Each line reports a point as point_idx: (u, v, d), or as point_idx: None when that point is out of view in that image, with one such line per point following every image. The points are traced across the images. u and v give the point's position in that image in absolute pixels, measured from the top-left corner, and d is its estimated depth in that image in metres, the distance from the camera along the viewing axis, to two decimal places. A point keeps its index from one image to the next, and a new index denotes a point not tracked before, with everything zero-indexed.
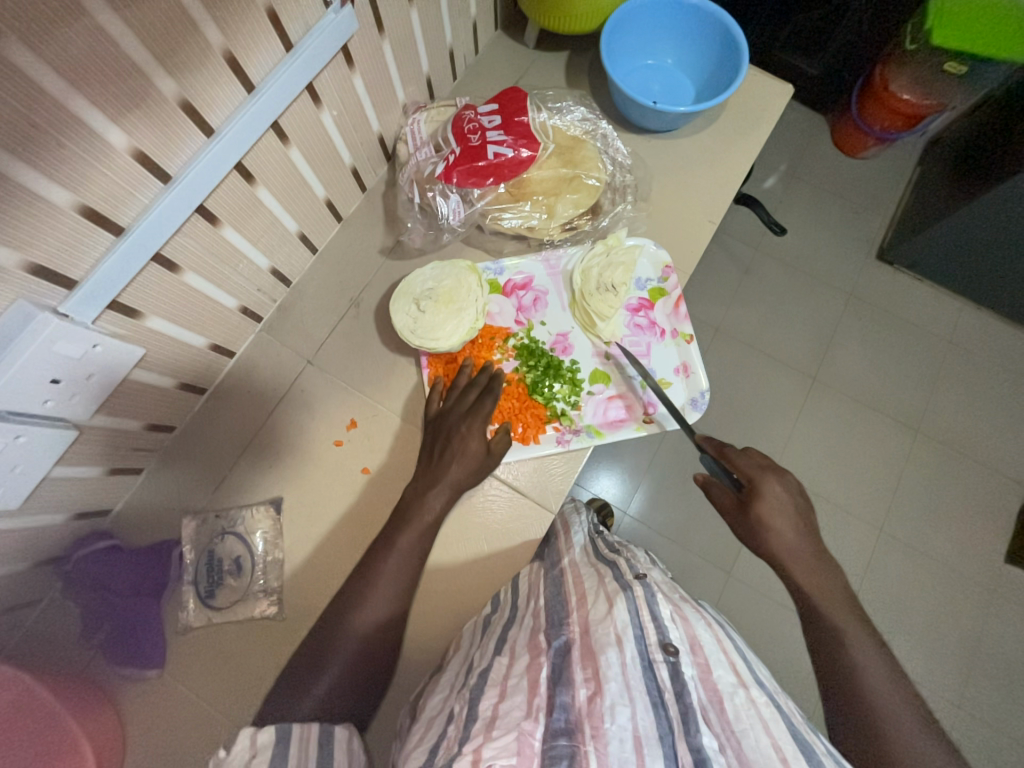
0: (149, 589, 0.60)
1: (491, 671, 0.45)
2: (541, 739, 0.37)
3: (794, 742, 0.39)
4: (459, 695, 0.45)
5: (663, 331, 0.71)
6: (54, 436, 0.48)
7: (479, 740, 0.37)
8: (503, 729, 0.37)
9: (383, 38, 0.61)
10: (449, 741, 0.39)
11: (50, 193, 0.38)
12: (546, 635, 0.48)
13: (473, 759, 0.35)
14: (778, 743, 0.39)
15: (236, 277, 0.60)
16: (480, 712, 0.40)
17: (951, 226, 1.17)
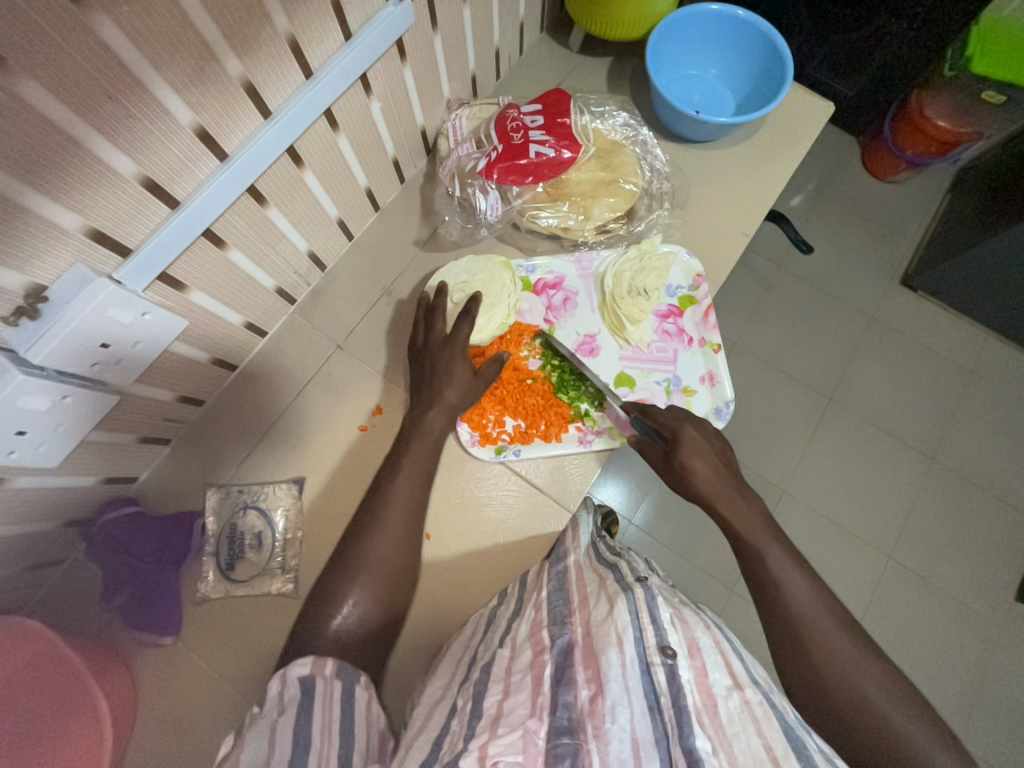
0: (170, 557, 0.61)
1: (493, 666, 0.46)
2: (546, 738, 0.38)
3: (786, 740, 0.39)
4: (461, 688, 0.46)
5: (690, 339, 0.71)
6: (96, 399, 0.49)
7: (485, 735, 0.38)
8: (508, 727, 0.39)
9: (434, 33, 0.62)
10: (453, 736, 0.40)
11: (116, 162, 0.40)
12: (548, 632, 0.48)
13: (479, 756, 0.36)
14: (769, 743, 0.39)
15: (275, 257, 0.61)
16: (485, 709, 0.41)
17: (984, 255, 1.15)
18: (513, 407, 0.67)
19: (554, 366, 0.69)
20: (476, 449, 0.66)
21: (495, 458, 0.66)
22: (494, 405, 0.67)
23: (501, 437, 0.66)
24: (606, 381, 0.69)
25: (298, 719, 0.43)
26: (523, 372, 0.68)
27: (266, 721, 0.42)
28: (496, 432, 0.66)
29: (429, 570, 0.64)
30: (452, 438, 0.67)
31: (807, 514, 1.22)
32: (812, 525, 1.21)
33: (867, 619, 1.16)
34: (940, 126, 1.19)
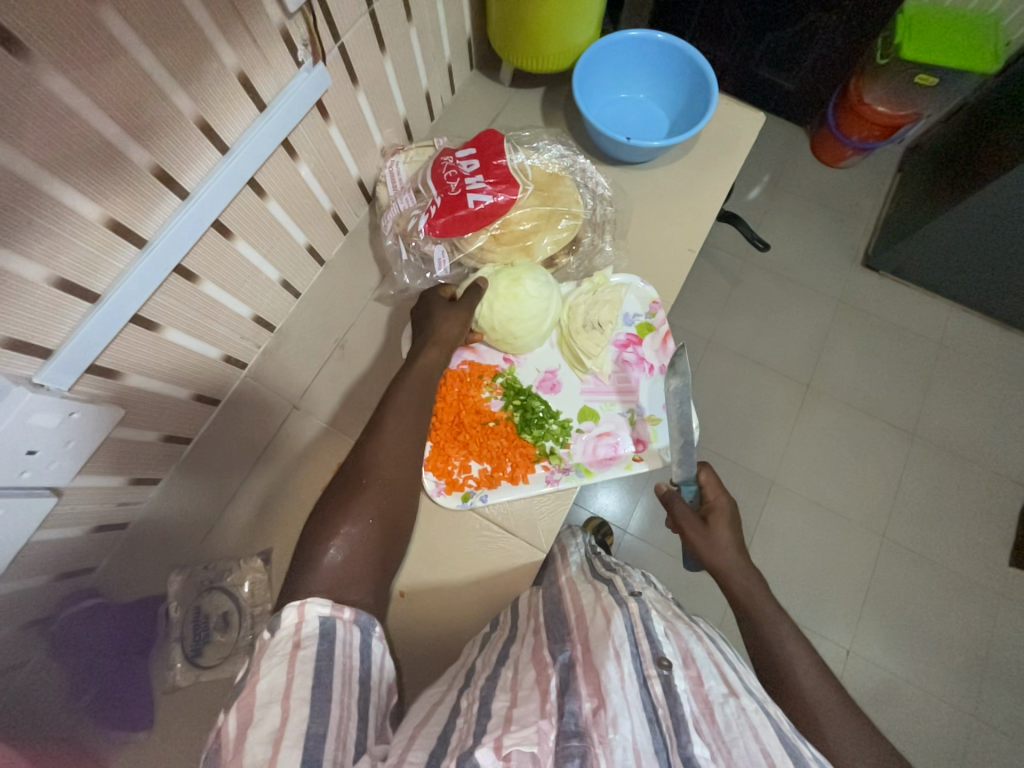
0: (136, 648, 0.59)
1: (500, 676, 0.46)
2: (554, 739, 0.38)
3: (784, 747, 0.38)
4: (465, 692, 0.46)
5: (651, 367, 0.70)
6: (32, 505, 0.47)
7: (497, 733, 0.38)
8: (520, 725, 0.38)
9: (357, 89, 0.62)
10: (461, 734, 0.40)
11: (22, 270, 0.39)
12: (548, 649, 0.47)
13: (493, 748, 0.36)
14: (767, 749, 0.38)
15: (217, 328, 0.60)
16: (495, 710, 0.41)
17: (937, 231, 1.18)
18: (477, 451, 0.66)
19: (514, 407, 0.67)
20: (443, 497, 0.65)
21: (462, 505, 0.65)
22: (458, 452, 0.66)
23: (468, 483, 0.66)
24: (570, 416, 0.69)
25: (317, 655, 0.45)
26: (485, 415, 0.67)
27: (281, 651, 0.44)
28: (462, 477, 0.66)
29: (409, 626, 0.62)
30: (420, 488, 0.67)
31: (798, 504, 1.22)
32: (802, 517, 1.22)
33: (867, 602, 1.16)
34: (880, 111, 1.21)
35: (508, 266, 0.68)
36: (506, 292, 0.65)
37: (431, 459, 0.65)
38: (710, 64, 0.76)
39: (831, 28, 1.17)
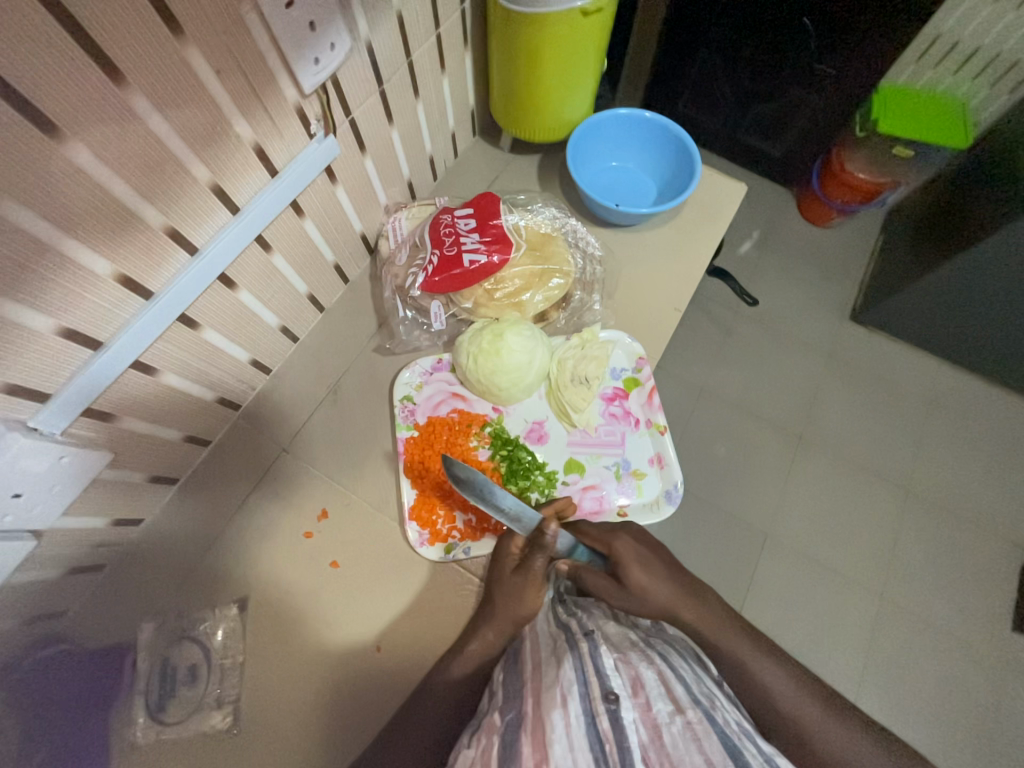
0: (99, 702, 0.55)
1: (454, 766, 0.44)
2: None
3: (723, 751, 0.39)
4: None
5: (637, 421, 0.72)
6: (11, 547, 0.47)
7: None
8: None
9: (364, 156, 0.67)
10: None
11: (30, 321, 0.41)
12: (500, 713, 0.47)
13: None
14: (710, 758, 0.38)
15: (215, 372, 0.62)
16: None
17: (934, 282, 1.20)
18: (463, 501, 0.67)
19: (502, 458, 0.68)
20: (426, 547, 0.65)
21: (445, 556, 0.65)
22: (444, 501, 0.66)
23: (451, 533, 0.66)
24: (556, 468, 0.69)
25: None
26: (472, 464, 0.68)
27: None
28: (446, 527, 0.66)
29: (387, 683, 0.61)
30: (404, 536, 0.66)
31: (792, 559, 1.20)
32: (798, 572, 1.19)
33: (866, 667, 1.12)
34: (861, 177, 1.27)
35: (495, 322, 0.71)
36: (489, 348, 0.68)
37: (415, 508, 0.66)
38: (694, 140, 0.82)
39: (810, 107, 1.25)
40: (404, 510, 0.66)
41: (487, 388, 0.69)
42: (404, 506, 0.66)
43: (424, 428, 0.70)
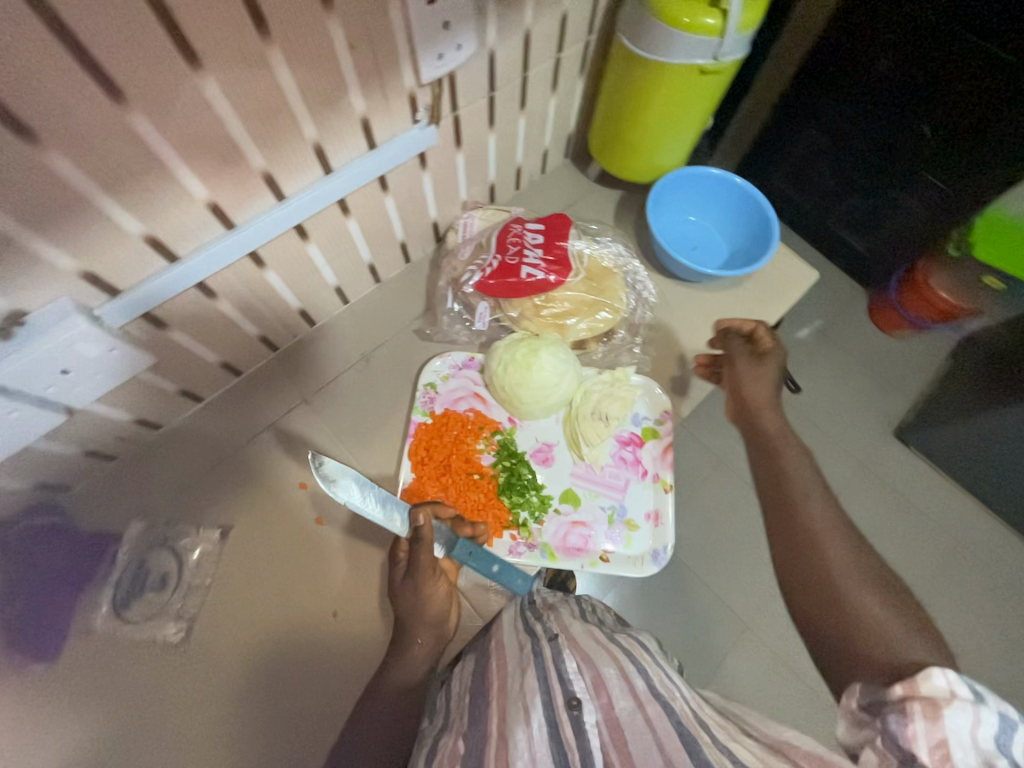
0: (73, 580, 0.60)
1: None
2: None
3: (682, 745, 0.39)
4: None
5: (645, 472, 0.71)
6: (43, 415, 0.51)
7: None
8: None
9: (457, 151, 0.70)
10: None
11: (124, 222, 0.44)
12: (463, 740, 0.44)
13: None
14: (669, 754, 0.38)
15: (265, 311, 0.65)
16: None
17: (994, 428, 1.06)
18: (453, 498, 0.67)
19: (502, 468, 0.68)
20: None
21: None
22: (436, 493, 0.67)
23: None
24: (552, 494, 0.69)
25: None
26: (473, 466, 0.69)
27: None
28: None
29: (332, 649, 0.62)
30: None
31: None
32: None
33: None
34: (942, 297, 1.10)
35: (534, 337, 0.72)
36: (521, 359, 0.69)
37: (409, 491, 0.67)
38: (776, 215, 0.82)
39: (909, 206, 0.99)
40: (398, 489, 0.68)
41: (508, 395, 0.70)
42: (399, 485, 0.68)
43: (438, 418, 0.71)
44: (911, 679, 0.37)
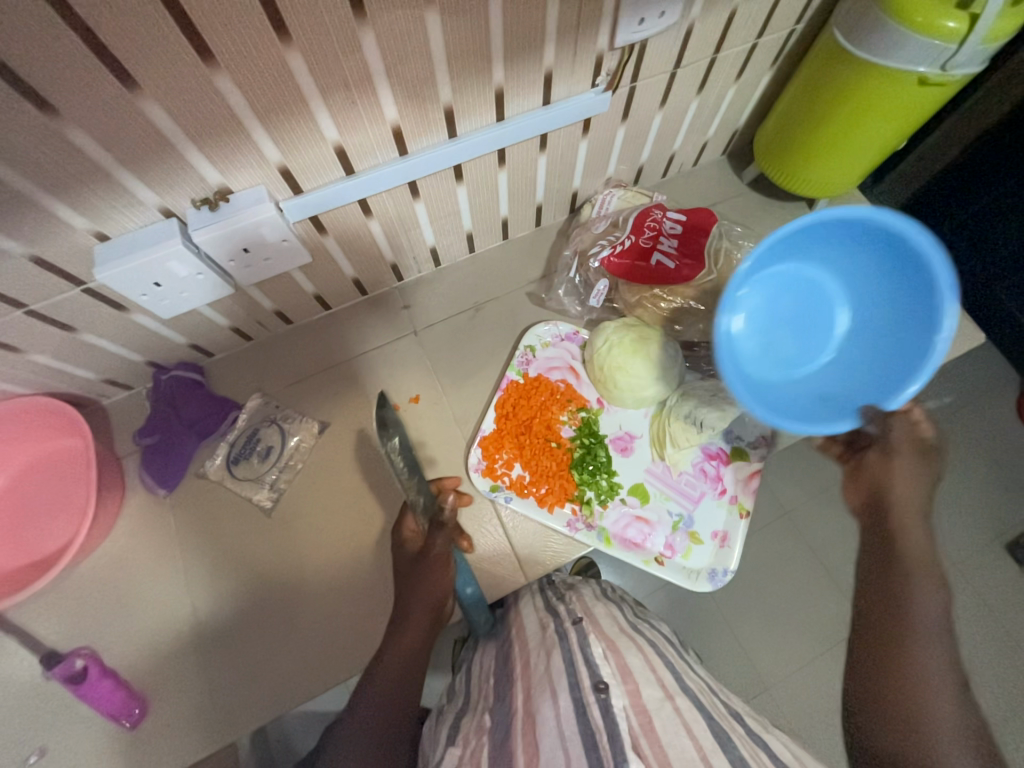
0: (199, 430, 0.70)
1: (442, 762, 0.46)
2: None
3: (714, 738, 0.38)
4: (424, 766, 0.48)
5: (723, 491, 0.68)
6: (217, 286, 0.56)
7: None
8: None
9: (621, 125, 0.69)
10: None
11: (325, 128, 0.49)
12: (490, 716, 0.49)
13: None
14: (700, 743, 0.38)
15: (404, 240, 0.70)
16: None
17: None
18: (526, 458, 0.69)
19: (580, 444, 0.69)
20: (477, 475, 0.69)
21: (486, 492, 0.68)
22: (512, 450, 0.70)
23: (502, 478, 0.69)
24: (621, 483, 0.69)
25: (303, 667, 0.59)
26: (553, 434, 0.70)
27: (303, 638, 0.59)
28: (501, 471, 0.69)
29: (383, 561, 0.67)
30: (463, 456, 0.71)
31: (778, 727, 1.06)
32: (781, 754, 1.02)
33: None
34: None
35: (645, 326, 0.71)
36: (628, 345, 0.68)
37: (487, 440, 0.70)
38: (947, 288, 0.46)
39: None
40: (479, 434, 0.71)
41: (604, 379, 0.70)
42: (479, 432, 0.71)
43: (530, 380, 0.73)
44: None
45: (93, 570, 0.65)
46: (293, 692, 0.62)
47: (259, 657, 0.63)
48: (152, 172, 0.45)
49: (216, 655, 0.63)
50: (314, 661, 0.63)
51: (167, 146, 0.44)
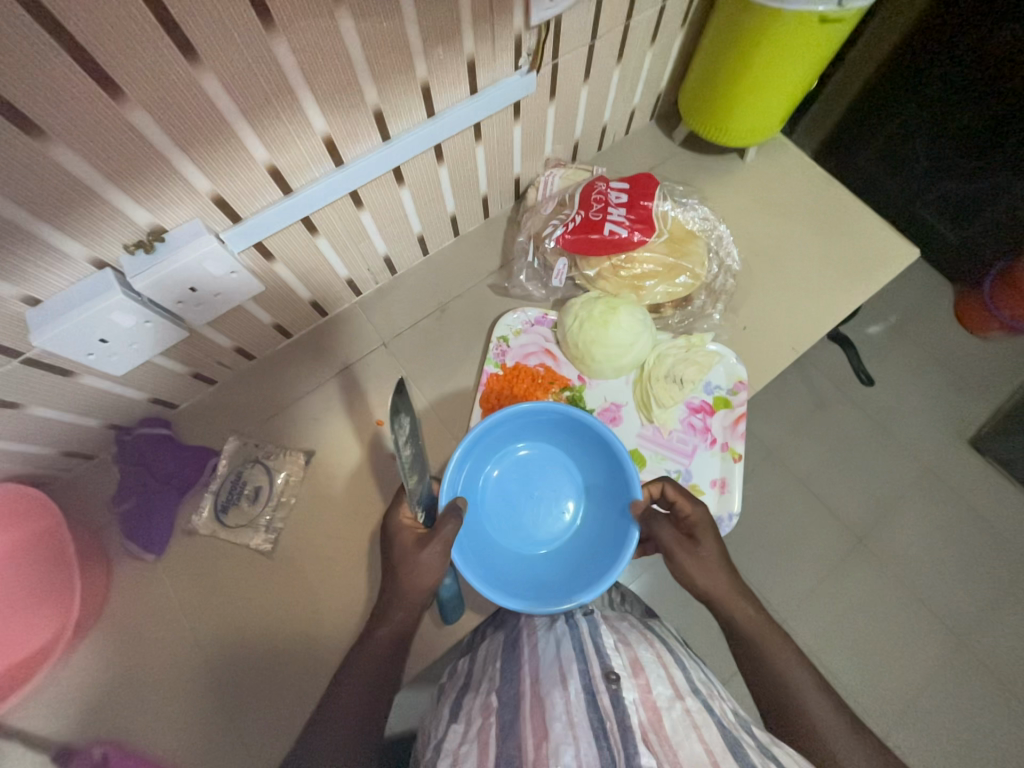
0: (177, 485, 0.67)
1: (445, 740, 0.46)
2: None
3: (725, 744, 0.40)
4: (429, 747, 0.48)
5: (713, 441, 0.70)
6: (169, 330, 0.54)
7: None
8: None
9: (550, 103, 0.69)
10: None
11: (253, 149, 0.47)
12: (496, 694, 0.48)
13: None
14: (710, 747, 0.39)
15: (355, 252, 0.68)
16: None
17: None
18: None
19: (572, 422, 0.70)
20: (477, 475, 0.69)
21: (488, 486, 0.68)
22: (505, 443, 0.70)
23: None
24: None
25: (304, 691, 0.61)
26: None
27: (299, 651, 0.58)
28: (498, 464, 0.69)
29: None
30: None
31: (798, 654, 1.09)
32: None
33: None
34: None
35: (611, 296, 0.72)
36: (598, 317, 0.69)
37: None
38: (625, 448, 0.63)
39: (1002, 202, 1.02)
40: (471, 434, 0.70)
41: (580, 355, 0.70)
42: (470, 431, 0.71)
43: (509, 370, 0.73)
44: None
45: (89, 653, 0.61)
46: None
47: (286, 701, 0.61)
48: (74, 221, 0.42)
49: (242, 710, 0.61)
50: None
51: (84, 191, 0.41)
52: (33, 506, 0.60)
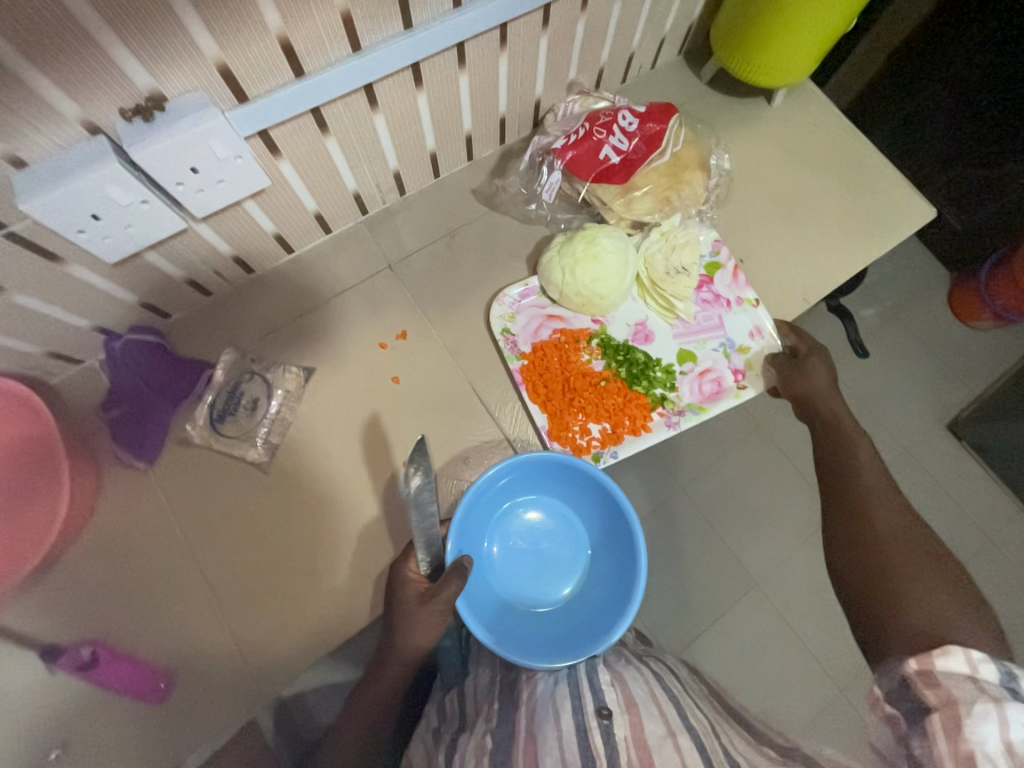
0: (172, 395, 0.65)
1: None
2: None
3: None
4: None
5: (729, 302, 0.72)
6: (169, 218, 0.51)
7: None
8: None
9: (581, 16, 0.65)
10: None
11: (266, 13, 0.43)
12: (491, 737, 0.50)
13: None
14: None
15: (366, 162, 0.64)
16: None
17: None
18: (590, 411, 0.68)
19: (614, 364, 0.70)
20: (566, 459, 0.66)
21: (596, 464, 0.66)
22: (576, 415, 0.67)
23: (587, 442, 0.67)
24: (670, 362, 0.71)
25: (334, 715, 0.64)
26: (591, 375, 0.69)
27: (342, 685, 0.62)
28: (581, 437, 0.67)
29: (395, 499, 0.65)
30: (460, 386, 0.69)
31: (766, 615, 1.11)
32: (780, 643, 1.07)
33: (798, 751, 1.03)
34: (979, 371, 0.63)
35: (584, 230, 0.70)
36: (585, 253, 0.67)
37: (553, 429, 0.67)
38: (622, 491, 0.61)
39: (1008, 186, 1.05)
40: (543, 433, 0.67)
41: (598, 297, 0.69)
42: (541, 429, 0.67)
43: (533, 356, 0.69)
44: (927, 656, 0.44)
45: (74, 558, 0.60)
46: (320, 644, 0.61)
47: (278, 612, 0.61)
48: (67, 70, 0.39)
49: (234, 620, 0.61)
50: (334, 610, 0.61)
51: (81, 36, 0.37)
52: (31, 414, 0.58)
